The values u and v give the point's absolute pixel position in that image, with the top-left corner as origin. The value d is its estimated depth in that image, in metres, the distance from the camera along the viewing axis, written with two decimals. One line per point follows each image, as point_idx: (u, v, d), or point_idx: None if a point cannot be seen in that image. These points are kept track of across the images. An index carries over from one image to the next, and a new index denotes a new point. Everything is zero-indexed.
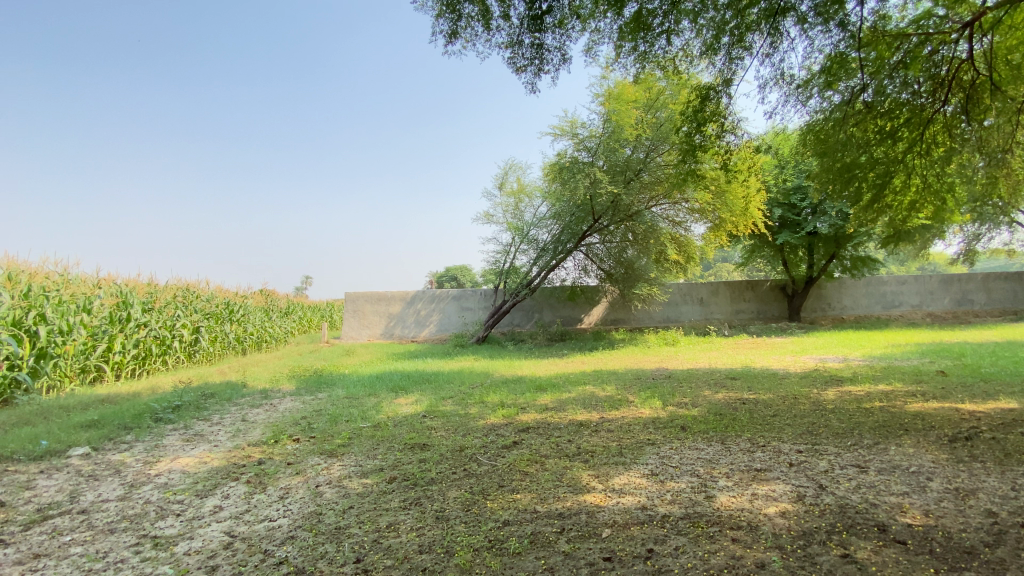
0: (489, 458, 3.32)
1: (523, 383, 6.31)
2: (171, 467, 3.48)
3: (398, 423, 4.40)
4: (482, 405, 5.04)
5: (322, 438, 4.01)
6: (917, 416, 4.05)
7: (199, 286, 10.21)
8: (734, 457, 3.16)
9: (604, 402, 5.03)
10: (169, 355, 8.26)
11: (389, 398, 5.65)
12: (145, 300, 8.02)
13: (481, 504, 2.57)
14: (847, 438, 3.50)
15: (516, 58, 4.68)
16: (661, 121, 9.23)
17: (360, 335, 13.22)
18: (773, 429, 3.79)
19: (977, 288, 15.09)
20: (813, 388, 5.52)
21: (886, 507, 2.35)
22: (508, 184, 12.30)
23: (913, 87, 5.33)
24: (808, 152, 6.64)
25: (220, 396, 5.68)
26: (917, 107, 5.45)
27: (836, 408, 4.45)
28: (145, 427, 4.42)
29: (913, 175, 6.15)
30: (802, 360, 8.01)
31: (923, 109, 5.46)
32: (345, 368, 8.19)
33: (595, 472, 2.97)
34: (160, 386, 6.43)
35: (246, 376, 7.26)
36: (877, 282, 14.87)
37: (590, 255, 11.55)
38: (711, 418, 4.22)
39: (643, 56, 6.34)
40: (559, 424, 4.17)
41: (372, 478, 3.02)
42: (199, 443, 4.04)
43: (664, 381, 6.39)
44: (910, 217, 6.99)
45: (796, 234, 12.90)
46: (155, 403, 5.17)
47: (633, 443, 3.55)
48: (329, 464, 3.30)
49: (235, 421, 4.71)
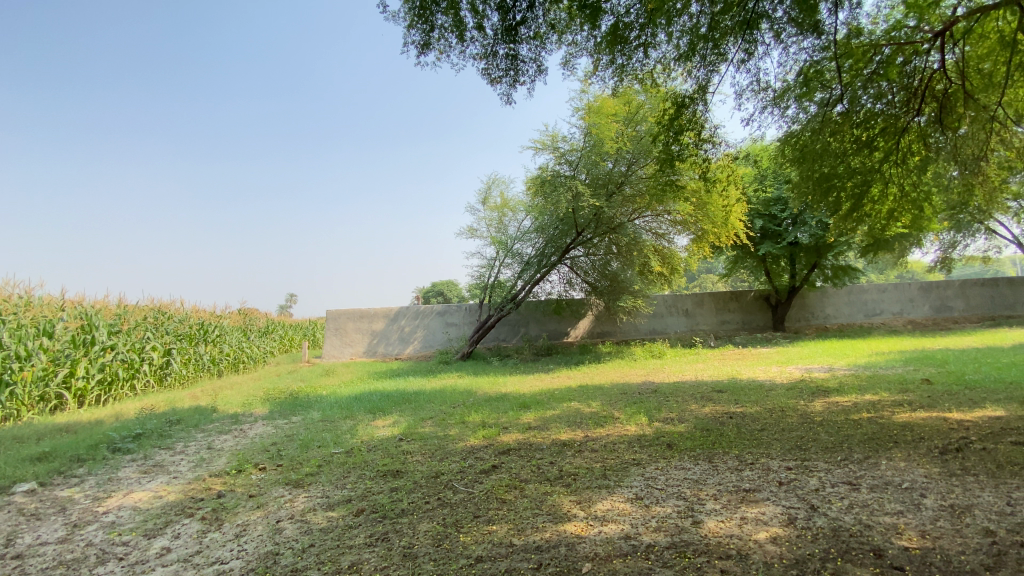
0: (465, 484, 3.13)
1: (506, 401, 6.12)
2: (123, 503, 3.22)
3: (372, 448, 4.18)
4: (462, 426, 4.84)
5: (290, 466, 3.79)
6: (905, 427, 3.96)
7: (172, 307, 9.89)
8: (721, 477, 3.02)
9: (588, 419, 4.87)
10: (137, 379, 7.90)
11: (366, 420, 5.42)
12: (112, 322, 7.70)
13: (454, 538, 2.38)
14: (837, 453, 3.38)
15: (490, 69, 4.59)
16: (642, 135, 9.24)
17: (342, 353, 12.92)
18: (762, 445, 3.67)
19: (955, 295, 15.31)
20: (800, 399, 5.43)
21: (882, 528, 2.22)
22: (491, 199, 12.21)
23: (887, 98, 5.39)
24: (786, 161, 6.65)
25: (186, 423, 5.39)
26: (891, 117, 5.52)
27: (824, 421, 4.34)
28: (101, 458, 4.15)
29: (890, 184, 6.20)
30: (788, 370, 7.93)
31: (897, 119, 5.52)
32: (322, 389, 7.93)
33: (577, 497, 2.80)
34: (125, 413, 6.12)
35: (217, 400, 6.95)
36: (859, 290, 15.00)
37: (575, 268, 11.48)
38: (698, 434, 4.08)
39: (621, 69, 6.35)
40: (541, 444, 3.99)
41: (338, 510, 2.81)
42: (157, 475, 3.78)
43: (650, 395, 6.24)
44: (891, 226, 7.00)
45: (777, 244, 13.00)
46: (114, 432, 4.88)
47: (617, 463, 3.40)
48: (293, 497, 3.08)
49: (199, 450, 4.44)
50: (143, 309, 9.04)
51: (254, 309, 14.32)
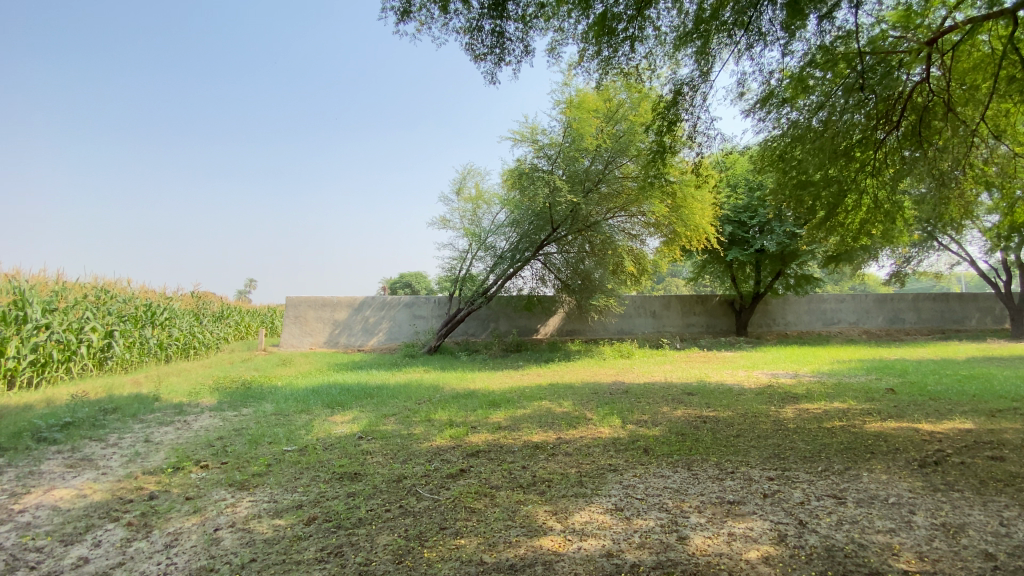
0: (430, 491, 2.87)
1: (474, 398, 5.86)
2: (41, 502, 2.74)
3: (329, 447, 3.85)
4: (428, 424, 4.57)
5: (235, 464, 3.43)
6: (879, 437, 3.92)
7: (117, 287, 9.19)
8: (703, 487, 2.85)
9: (560, 420, 4.67)
10: (74, 362, 7.22)
11: (324, 415, 5.08)
12: (47, 299, 7.01)
13: (417, 554, 2.13)
14: (817, 463, 3.29)
15: (475, 44, 4.30)
16: (621, 133, 9.13)
17: (301, 343, 12.38)
18: (739, 452, 3.54)
19: (907, 307, 15.96)
20: (771, 405, 5.38)
21: (877, 549, 2.10)
22: (465, 190, 11.91)
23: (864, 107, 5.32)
24: (763, 167, 6.68)
25: (123, 412, 4.90)
26: (867, 130, 5.54)
27: (798, 428, 4.26)
28: (22, 448, 3.63)
29: (864, 195, 6.28)
30: (755, 375, 7.98)
31: (871, 133, 5.55)
32: (277, 380, 7.48)
33: (552, 507, 2.58)
34: (56, 398, 5.54)
35: (161, 388, 6.43)
36: (818, 299, 15.44)
37: (548, 265, 11.29)
38: (674, 439, 3.93)
39: (607, 62, 6.20)
40: (512, 446, 3.76)
41: (287, 518, 2.51)
42: (84, 470, 3.32)
43: (622, 397, 6.10)
44: (862, 236, 7.09)
45: (745, 251, 13.14)
46: (39, 419, 4.35)
47: (594, 469, 3.20)
48: (236, 501, 2.75)
49: (135, 443, 4.00)
50: (83, 287, 8.33)
51: (208, 293, 13.55)
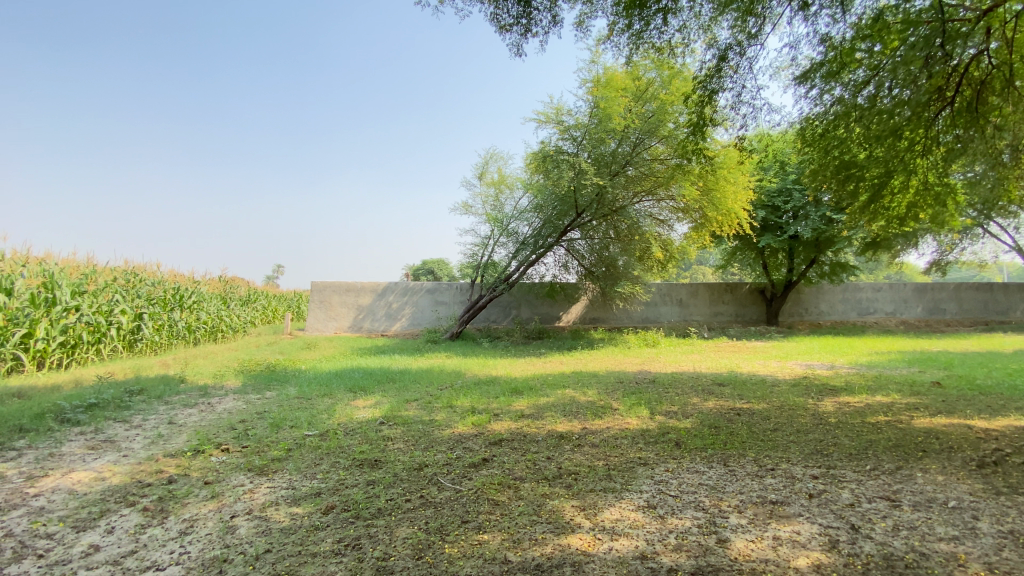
0: (452, 480, 2.76)
1: (496, 385, 5.76)
2: (58, 485, 2.71)
3: (350, 432, 3.78)
4: (450, 411, 4.47)
5: (255, 449, 3.38)
6: (929, 434, 3.66)
7: (146, 270, 9.36)
8: (742, 485, 2.65)
9: (585, 409, 4.52)
10: (104, 344, 7.36)
11: (346, 399, 5.04)
12: (77, 282, 7.14)
13: (438, 549, 2.01)
14: (864, 461, 3.07)
15: (501, 15, 4.10)
16: (650, 114, 8.79)
17: (326, 327, 12.47)
18: (778, 448, 3.32)
19: (948, 298, 15.22)
20: (808, 397, 5.12)
21: (940, 558, 1.92)
22: (488, 174, 11.71)
23: (914, 86, 4.77)
24: (801, 146, 6.31)
25: (148, 393, 4.94)
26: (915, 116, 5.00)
27: (840, 423, 4.00)
28: (45, 429, 3.64)
29: (913, 177, 5.87)
30: (789, 366, 7.66)
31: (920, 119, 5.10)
32: (301, 364, 7.50)
33: (579, 502, 2.44)
34: (83, 379, 5.62)
35: (187, 370, 6.49)
36: (854, 288, 14.83)
37: (572, 251, 11.04)
38: (708, 432, 3.72)
39: (638, 36, 5.91)
40: (536, 436, 3.62)
41: (304, 507, 2.43)
42: (105, 452, 3.31)
43: (648, 386, 5.90)
44: (907, 222, 6.66)
45: (778, 237, 12.63)
46: (64, 400, 4.39)
47: (622, 462, 3.04)
48: (254, 487, 2.68)
49: (159, 425, 4.00)
50: (113, 270, 8.47)
51: (235, 278, 13.75)
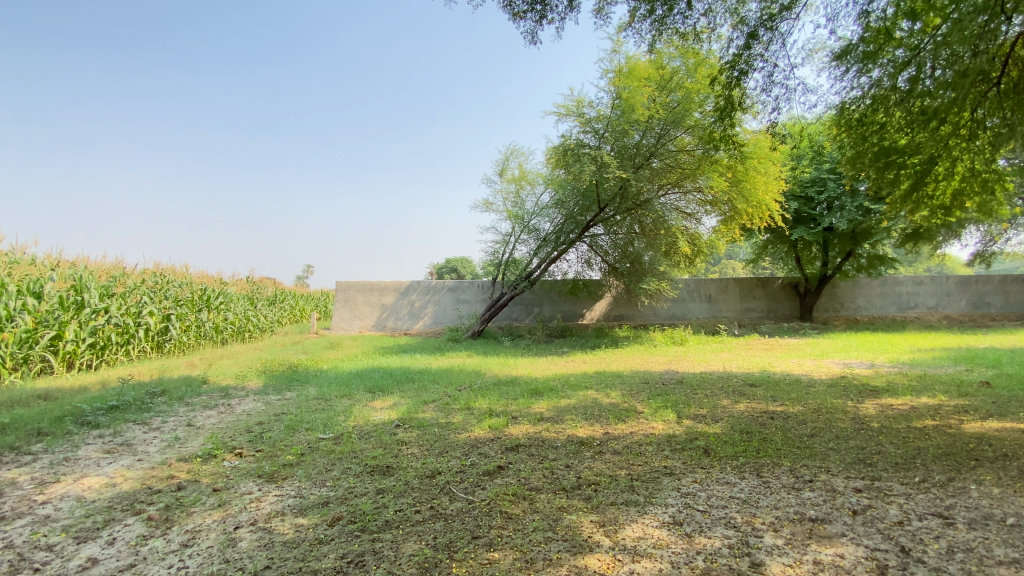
0: (465, 490, 2.62)
1: (517, 385, 5.61)
2: (67, 493, 2.72)
3: (364, 436, 3.70)
4: (468, 413, 4.35)
5: (268, 453, 3.33)
6: (982, 441, 3.35)
7: (174, 272, 9.56)
8: (777, 499, 2.44)
9: (607, 412, 4.33)
10: (132, 345, 7.52)
11: (364, 400, 4.98)
12: (106, 285, 7.32)
13: (444, 569, 1.88)
14: (912, 471, 2.81)
15: (513, 3, 3.97)
16: (676, 104, 8.48)
17: (351, 326, 12.55)
18: (817, 456, 3.07)
19: (994, 290, 14.39)
20: (847, 399, 4.80)
21: None
22: (509, 171, 11.56)
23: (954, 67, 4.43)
24: (838, 131, 5.96)
25: (170, 395, 4.98)
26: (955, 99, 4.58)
27: (883, 428, 3.71)
28: (64, 433, 3.68)
29: (958, 162, 5.42)
30: (825, 365, 7.28)
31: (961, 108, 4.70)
32: (323, 363, 7.51)
33: (599, 517, 2.27)
34: (109, 380, 5.72)
35: (211, 370, 6.57)
36: (893, 281, 14.14)
37: (595, 247, 10.79)
38: (739, 438, 3.49)
39: (660, 22, 5.67)
40: (555, 441, 3.46)
41: (310, 518, 2.34)
42: (120, 456, 3.32)
43: (675, 387, 5.66)
44: (953, 212, 6.23)
45: (812, 230, 12.10)
46: (87, 403, 4.44)
47: (646, 472, 2.85)
48: (262, 495, 2.61)
49: (177, 427, 4.01)
50: (141, 273, 8.65)
51: (262, 279, 14.00)
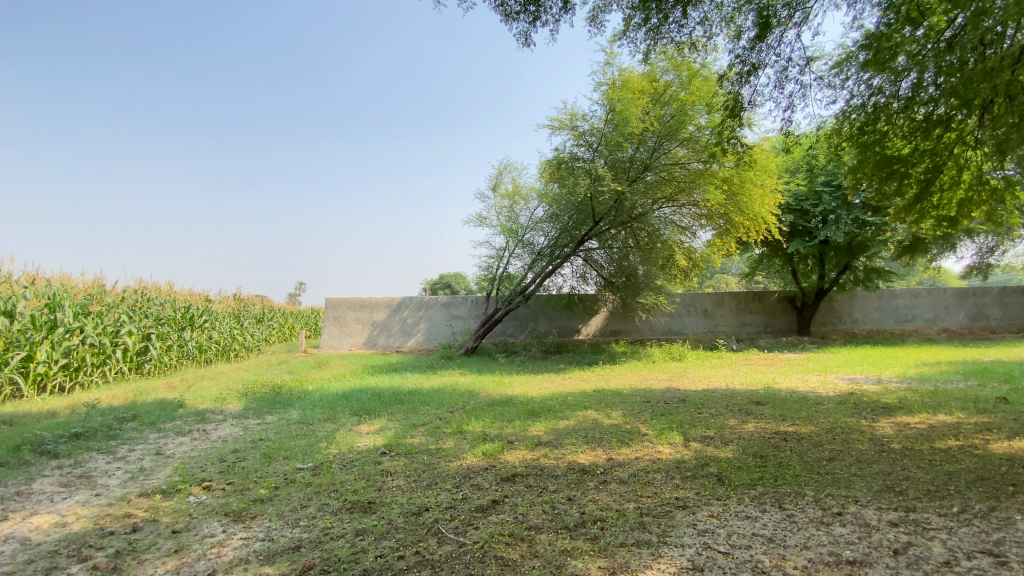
0: (455, 530, 2.34)
1: (511, 406, 5.33)
2: (11, 533, 2.42)
3: (346, 465, 3.40)
4: (460, 438, 4.05)
5: (240, 486, 3.02)
6: (1014, 463, 3.11)
7: (156, 289, 9.23)
8: (806, 537, 2.17)
9: (609, 435, 4.04)
10: (108, 366, 7.15)
11: (349, 424, 4.67)
12: (82, 304, 6.98)
13: None
14: (948, 500, 2.55)
15: (506, 5, 3.83)
16: (670, 117, 8.37)
17: (341, 344, 12.22)
18: (840, 484, 2.81)
19: (992, 303, 14.30)
20: (861, 418, 4.54)
21: None
22: (502, 185, 11.38)
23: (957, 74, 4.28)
24: (838, 142, 5.77)
25: (141, 420, 4.65)
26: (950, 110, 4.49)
27: (906, 450, 3.46)
28: (18, 464, 3.35)
29: (963, 168, 5.29)
30: (830, 380, 7.04)
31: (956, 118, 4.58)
32: (308, 384, 7.17)
33: (608, 563, 1.99)
34: (79, 404, 5.38)
35: (190, 393, 6.22)
36: (890, 294, 14.01)
37: (590, 262, 10.59)
38: (753, 464, 3.22)
39: (655, 32, 5.54)
40: (554, 470, 3.17)
41: (277, 566, 2.05)
42: (77, 490, 3.00)
43: (678, 406, 5.39)
44: (959, 222, 6.02)
45: (807, 243, 11.98)
46: (49, 429, 4.10)
47: (657, 504, 2.58)
48: (226, 538, 2.32)
49: (144, 456, 3.69)
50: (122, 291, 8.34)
51: (250, 297, 13.68)
